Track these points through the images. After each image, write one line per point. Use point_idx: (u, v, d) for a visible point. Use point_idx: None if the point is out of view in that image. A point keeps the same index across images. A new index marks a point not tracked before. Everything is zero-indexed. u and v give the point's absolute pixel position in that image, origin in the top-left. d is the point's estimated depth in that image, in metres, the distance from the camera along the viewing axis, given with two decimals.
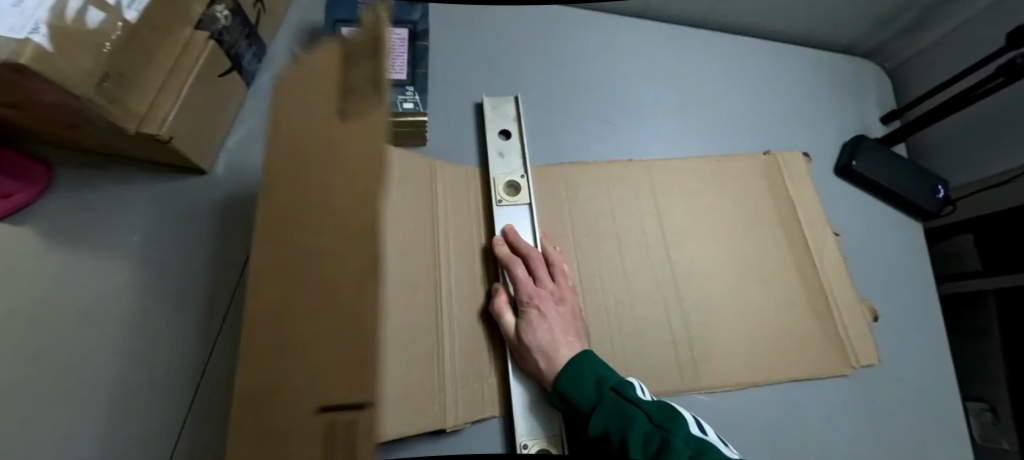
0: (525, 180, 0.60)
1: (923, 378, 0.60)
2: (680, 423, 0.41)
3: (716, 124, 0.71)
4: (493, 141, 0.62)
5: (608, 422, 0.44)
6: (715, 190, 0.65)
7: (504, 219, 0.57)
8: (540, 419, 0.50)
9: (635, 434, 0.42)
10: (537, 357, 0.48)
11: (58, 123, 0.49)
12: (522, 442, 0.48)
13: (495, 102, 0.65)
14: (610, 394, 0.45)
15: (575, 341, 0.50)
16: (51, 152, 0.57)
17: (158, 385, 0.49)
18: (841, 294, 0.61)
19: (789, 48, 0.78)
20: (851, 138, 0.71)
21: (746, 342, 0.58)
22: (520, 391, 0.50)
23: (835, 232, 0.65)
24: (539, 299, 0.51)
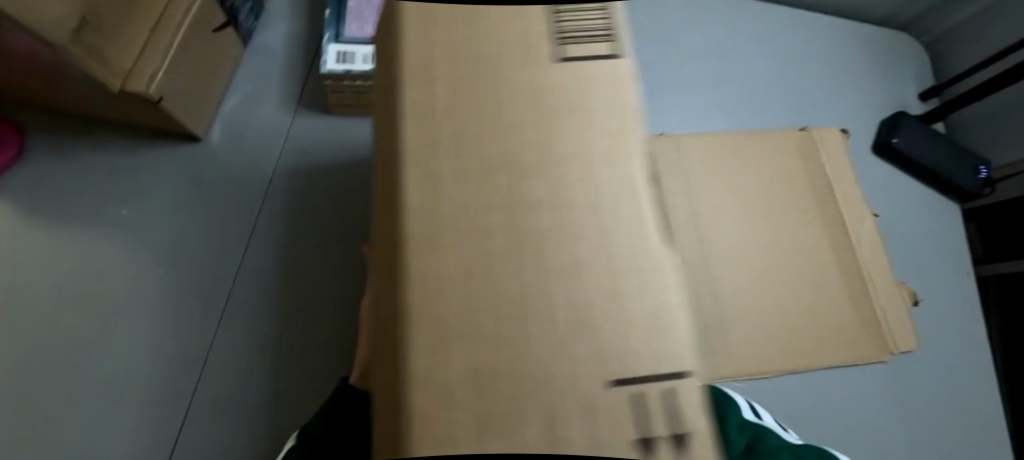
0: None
1: (959, 366, 0.59)
2: (730, 406, 0.36)
3: (750, 98, 0.67)
4: None
5: None
6: (750, 167, 0.62)
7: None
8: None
9: None
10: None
11: (30, 79, 0.43)
12: None
13: None
14: None
15: None
16: (24, 115, 0.51)
17: (157, 371, 0.44)
18: (880, 278, 0.58)
19: (826, 19, 0.73)
20: (889, 115, 0.67)
21: (782, 328, 0.55)
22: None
23: (874, 214, 0.62)
24: None
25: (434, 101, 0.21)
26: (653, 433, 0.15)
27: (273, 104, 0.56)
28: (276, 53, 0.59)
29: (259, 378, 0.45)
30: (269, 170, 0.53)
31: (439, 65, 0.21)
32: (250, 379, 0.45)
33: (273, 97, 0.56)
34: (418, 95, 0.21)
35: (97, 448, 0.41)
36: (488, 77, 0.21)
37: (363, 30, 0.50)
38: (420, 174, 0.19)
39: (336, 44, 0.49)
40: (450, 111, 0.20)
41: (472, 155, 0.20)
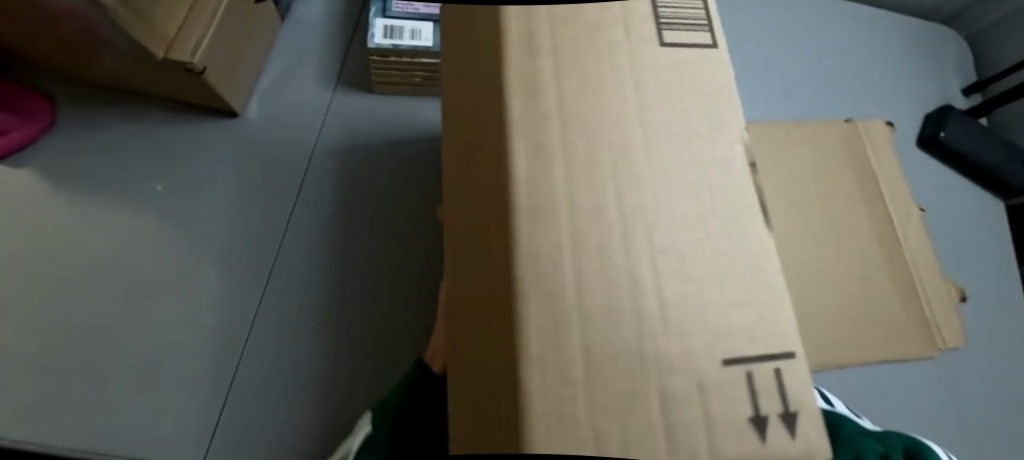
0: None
1: (1004, 362, 0.58)
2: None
3: (792, 87, 0.66)
4: None
5: None
6: (794, 157, 0.60)
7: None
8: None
9: None
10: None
11: (68, 46, 0.41)
12: None
13: None
14: None
15: None
16: (54, 87, 0.49)
17: (195, 354, 0.42)
18: (927, 273, 0.57)
19: (868, 11, 0.72)
20: (934, 109, 0.66)
21: (828, 321, 0.54)
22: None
23: (920, 208, 0.60)
24: None
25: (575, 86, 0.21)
26: (760, 409, 0.17)
27: (309, 81, 0.54)
28: (312, 28, 0.57)
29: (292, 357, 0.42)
30: (308, 149, 0.51)
31: (547, 47, 0.22)
32: (292, 363, 0.43)
33: (310, 74, 0.54)
34: (535, 85, 0.21)
35: (133, 433, 0.39)
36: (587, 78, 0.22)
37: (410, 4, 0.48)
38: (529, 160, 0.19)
39: (382, 19, 0.48)
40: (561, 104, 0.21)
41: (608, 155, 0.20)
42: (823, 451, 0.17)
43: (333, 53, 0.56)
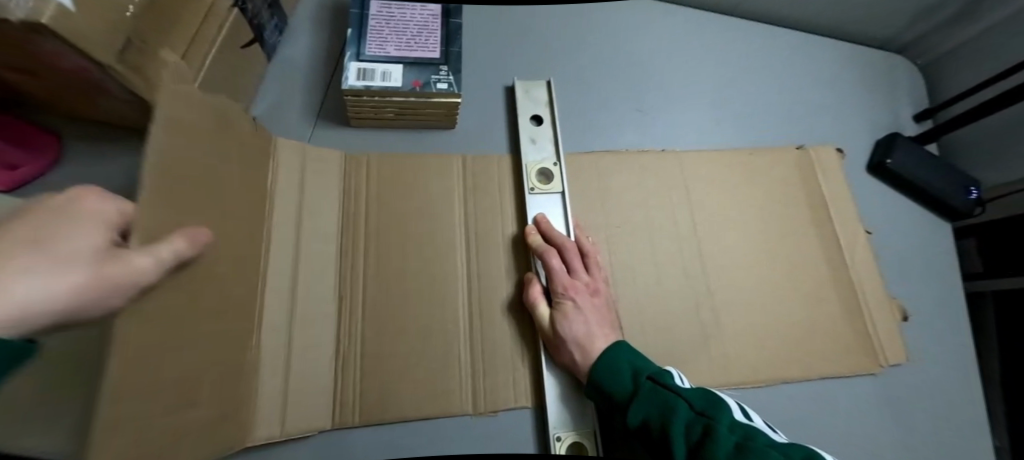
0: (557, 167, 0.58)
1: (949, 377, 0.61)
2: (723, 407, 0.40)
3: (749, 116, 0.70)
4: (525, 126, 0.60)
5: (648, 412, 0.42)
6: (747, 182, 0.64)
7: (535, 207, 0.55)
8: (571, 411, 0.49)
9: (677, 423, 0.40)
10: (572, 350, 0.47)
11: (72, 92, 0.46)
12: (556, 435, 0.48)
13: (527, 86, 0.63)
14: (648, 384, 0.43)
15: (610, 332, 0.49)
16: (61, 124, 0.54)
17: None
18: (871, 292, 0.61)
19: (823, 42, 0.76)
20: (884, 136, 0.70)
21: (777, 338, 0.57)
22: (552, 383, 0.49)
23: (867, 230, 0.64)
24: (574, 290, 0.49)
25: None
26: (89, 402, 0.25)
27: (293, 116, 0.59)
28: (297, 66, 0.62)
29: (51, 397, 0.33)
30: None
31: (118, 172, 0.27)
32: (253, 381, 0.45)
33: (293, 109, 0.59)
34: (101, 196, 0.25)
35: None
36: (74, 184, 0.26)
37: (381, 48, 0.53)
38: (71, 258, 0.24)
39: (357, 62, 0.53)
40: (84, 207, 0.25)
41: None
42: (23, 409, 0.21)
43: (316, 90, 0.61)
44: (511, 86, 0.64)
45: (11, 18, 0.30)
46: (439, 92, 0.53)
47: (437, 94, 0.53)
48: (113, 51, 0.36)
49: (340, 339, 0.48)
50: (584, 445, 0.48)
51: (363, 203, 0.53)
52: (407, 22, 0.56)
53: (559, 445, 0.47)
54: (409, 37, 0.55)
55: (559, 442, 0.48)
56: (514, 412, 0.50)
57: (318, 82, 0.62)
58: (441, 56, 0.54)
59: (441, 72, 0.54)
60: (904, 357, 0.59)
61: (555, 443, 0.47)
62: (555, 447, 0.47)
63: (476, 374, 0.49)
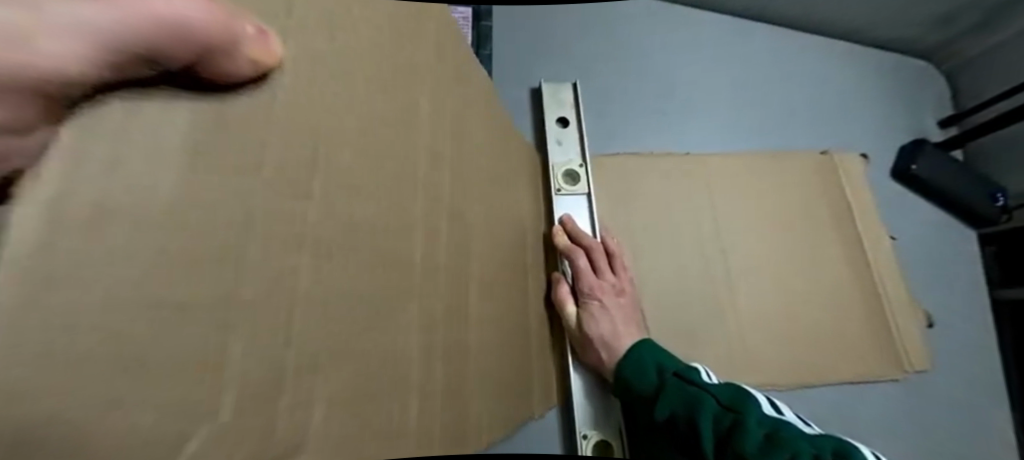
0: (583, 168, 0.58)
1: (974, 384, 0.60)
2: (752, 404, 0.41)
3: (772, 120, 0.70)
4: (550, 128, 0.61)
5: (673, 406, 0.43)
6: (770, 186, 0.64)
7: (562, 207, 0.55)
8: (597, 409, 0.50)
9: (704, 416, 0.41)
10: (599, 348, 0.48)
11: None
12: (582, 432, 0.49)
13: (553, 88, 0.63)
14: (673, 379, 0.45)
15: (635, 331, 0.50)
16: None
17: None
18: (895, 296, 0.61)
19: (847, 47, 0.76)
20: (909, 142, 0.70)
21: (801, 341, 0.57)
22: (579, 381, 0.50)
23: (891, 236, 0.64)
24: (601, 291, 0.50)
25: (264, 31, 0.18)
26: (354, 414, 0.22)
27: None
28: None
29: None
30: None
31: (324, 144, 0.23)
32: None
33: None
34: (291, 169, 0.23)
35: None
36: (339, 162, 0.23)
37: None
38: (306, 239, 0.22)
39: None
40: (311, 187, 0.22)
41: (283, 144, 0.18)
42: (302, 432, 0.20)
43: None
44: (536, 88, 0.65)
45: None
46: None
47: None
48: None
49: None
50: (609, 443, 0.48)
51: None
52: None
53: (586, 443, 0.48)
54: None
55: (586, 440, 0.49)
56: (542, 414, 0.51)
57: None
58: None
59: None
60: (928, 363, 0.59)
61: (582, 440, 0.48)
62: (582, 444, 0.48)
63: None
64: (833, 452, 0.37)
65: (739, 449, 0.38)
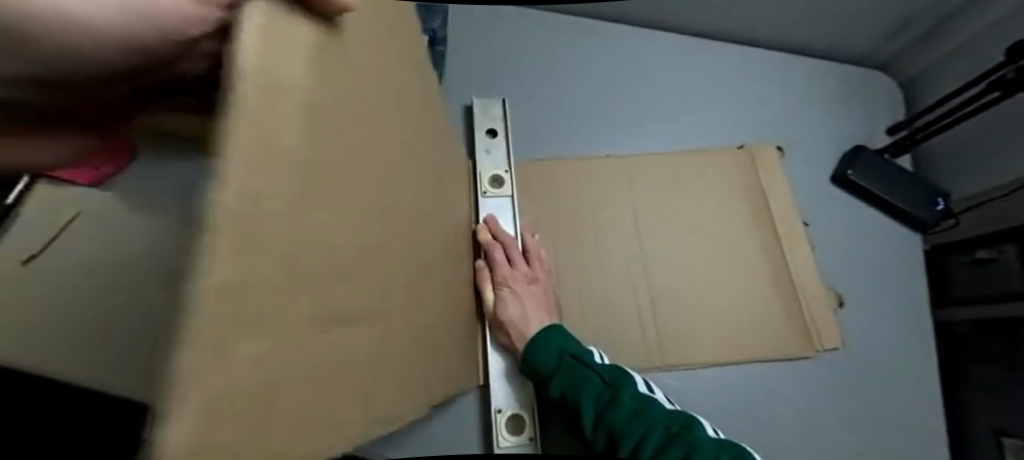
0: (509, 174, 0.64)
1: (901, 386, 0.62)
2: (627, 382, 0.47)
3: (706, 130, 0.74)
4: (481, 139, 0.67)
5: (564, 386, 0.48)
6: (694, 186, 0.68)
7: (488, 208, 0.61)
8: (513, 386, 0.55)
9: (587, 395, 0.47)
10: (509, 332, 0.53)
11: None
12: (498, 407, 0.54)
13: (484, 104, 0.70)
14: (570, 361, 0.49)
15: (546, 317, 0.54)
16: None
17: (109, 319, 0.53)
18: (809, 290, 0.62)
19: (793, 59, 0.80)
20: (848, 149, 0.72)
21: (718, 328, 0.60)
22: (497, 363, 0.55)
23: (804, 221, 0.67)
24: (513, 279, 0.55)
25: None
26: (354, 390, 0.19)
27: None
28: None
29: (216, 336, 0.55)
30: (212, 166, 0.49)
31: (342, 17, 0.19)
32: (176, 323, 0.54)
33: None
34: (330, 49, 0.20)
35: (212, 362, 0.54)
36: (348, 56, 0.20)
37: None
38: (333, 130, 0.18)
39: None
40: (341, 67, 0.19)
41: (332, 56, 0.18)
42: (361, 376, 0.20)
43: None
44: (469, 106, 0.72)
45: None
46: None
47: None
48: None
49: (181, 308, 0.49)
50: (521, 415, 0.54)
51: None
52: None
53: (501, 416, 0.53)
54: None
55: (501, 414, 0.54)
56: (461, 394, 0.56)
57: None
58: None
59: None
60: (839, 341, 0.61)
61: (497, 414, 0.53)
62: (497, 418, 0.53)
63: None
64: (683, 423, 0.44)
65: (612, 421, 0.45)
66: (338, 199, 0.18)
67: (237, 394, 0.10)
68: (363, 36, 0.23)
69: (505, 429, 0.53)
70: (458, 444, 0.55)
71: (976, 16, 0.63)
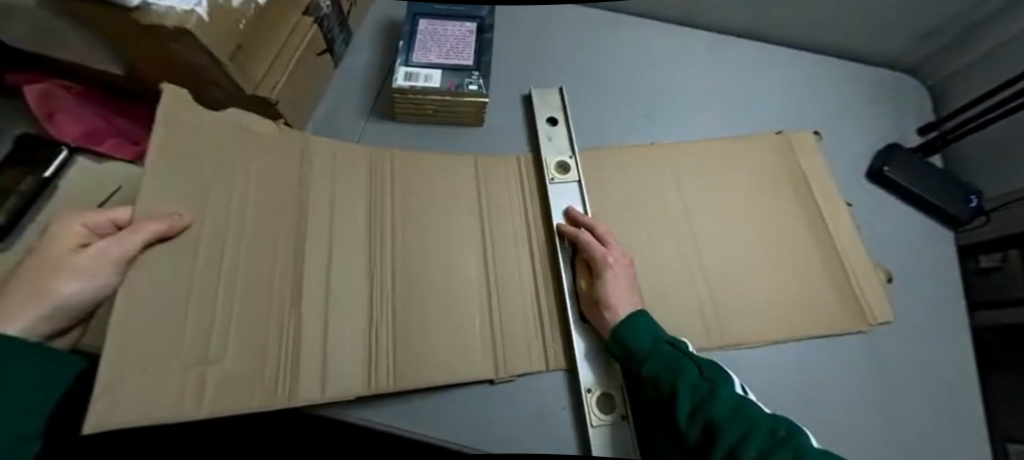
0: (574, 160, 0.68)
1: (945, 378, 0.63)
2: (725, 383, 0.48)
3: (742, 123, 0.79)
4: (542, 126, 0.72)
5: (659, 368, 0.50)
6: (740, 171, 0.71)
7: (556, 193, 0.65)
8: (598, 369, 0.56)
9: (684, 382, 0.48)
10: (603, 309, 0.55)
11: (160, 55, 0.51)
12: (587, 387, 0.54)
13: (541, 93, 0.76)
14: (667, 348, 0.51)
15: (635, 300, 0.56)
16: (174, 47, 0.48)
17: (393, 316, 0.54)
18: (862, 277, 0.64)
19: (818, 59, 0.84)
20: (882, 148, 0.76)
21: (771, 311, 0.61)
22: (581, 343, 0.57)
23: (848, 202, 0.71)
24: (614, 260, 0.58)
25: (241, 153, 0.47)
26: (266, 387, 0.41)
27: (356, 102, 0.73)
28: (359, 74, 0.76)
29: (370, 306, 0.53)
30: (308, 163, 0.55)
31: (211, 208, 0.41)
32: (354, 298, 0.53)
33: (355, 100, 0.74)
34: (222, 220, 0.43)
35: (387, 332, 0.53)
36: (224, 222, 0.43)
37: (425, 57, 0.65)
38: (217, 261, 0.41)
39: (406, 67, 0.64)
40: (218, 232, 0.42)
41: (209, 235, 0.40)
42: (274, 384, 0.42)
43: (371, 98, 0.74)
44: (527, 95, 0.77)
45: (167, 23, 0.42)
46: (469, 93, 0.64)
47: (468, 94, 0.64)
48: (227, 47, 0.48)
49: (372, 312, 0.53)
50: (612, 396, 0.54)
51: (387, 194, 0.61)
52: (449, 34, 0.67)
53: (590, 395, 0.54)
54: (448, 46, 0.66)
55: (590, 393, 0.54)
56: (547, 373, 0.57)
57: (375, 85, 0.75)
58: (473, 64, 0.65)
59: (473, 77, 0.65)
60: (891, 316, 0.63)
61: (586, 393, 0.54)
62: (586, 397, 0.54)
63: (487, 321, 0.56)
64: (787, 430, 0.43)
65: (712, 410, 0.45)
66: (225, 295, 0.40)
67: (155, 399, 0.32)
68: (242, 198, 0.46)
69: (596, 408, 0.54)
70: (536, 431, 0.54)
71: (1002, 26, 0.66)
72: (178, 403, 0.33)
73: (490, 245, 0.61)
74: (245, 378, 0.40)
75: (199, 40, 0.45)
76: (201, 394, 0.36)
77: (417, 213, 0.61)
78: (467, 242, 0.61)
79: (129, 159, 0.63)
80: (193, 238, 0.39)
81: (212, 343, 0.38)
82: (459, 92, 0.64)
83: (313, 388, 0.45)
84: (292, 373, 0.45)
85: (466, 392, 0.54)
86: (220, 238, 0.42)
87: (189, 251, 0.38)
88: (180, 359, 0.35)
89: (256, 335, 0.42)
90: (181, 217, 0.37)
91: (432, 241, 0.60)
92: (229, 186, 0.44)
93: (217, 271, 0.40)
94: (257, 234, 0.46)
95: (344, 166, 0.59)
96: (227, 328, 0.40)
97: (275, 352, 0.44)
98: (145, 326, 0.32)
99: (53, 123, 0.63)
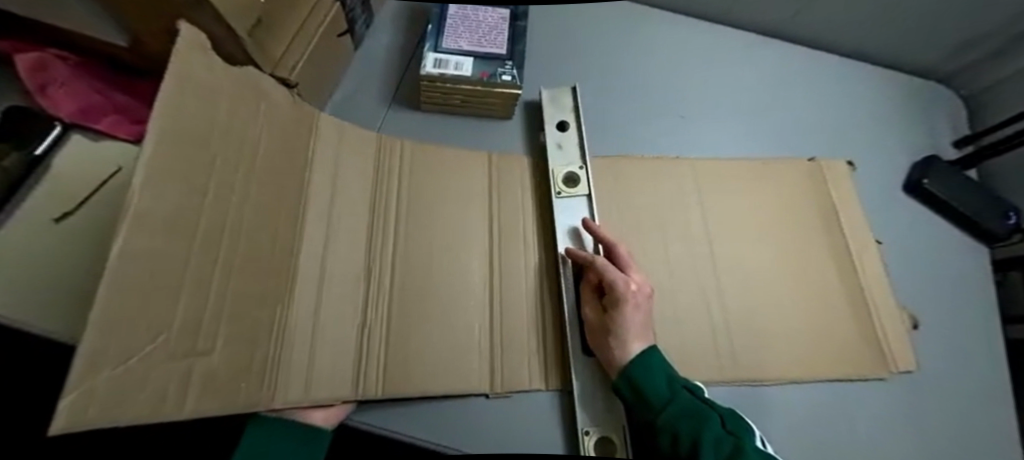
0: (582, 172, 0.63)
1: (969, 404, 0.61)
2: (747, 434, 0.47)
3: (773, 126, 0.76)
4: (551, 133, 0.67)
5: (679, 424, 0.47)
6: (768, 186, 0.69)
7: (557, 208, 0.61)
8: (594, 408, 0.52)
9: (708, 434, 0.46)
10: (613, 342, 0.51)
11: (169, 27, 0.47)
12: (585, 429, 0.51)
13: (553, 94, 0.70)
14: (683, 393, 0.49)
15: (644, 336, 0.52)
16: (189, 18, 0.43)
17: (422, 319, 0.52)
18: (886, 295, 0.63)
19: (850, 65, 0.82)
20: (922, 159, 0.74)
21: (799, 326, 0.60)
22: (579, 382, 0.53)
23: (878, 241, 0.68)
24: (632, 292, 0.52)
25: (258, 107, 0.41)
26: (241, 389, 0.36)
27: (374, 88, 0.69)
28: (380, 58, 0.72)
29: (359, 325, 0.49)
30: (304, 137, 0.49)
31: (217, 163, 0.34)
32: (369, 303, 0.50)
33: (376, 85, 0.69)
34: (229, 183, 0.36)
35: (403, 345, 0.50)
36: (228, 181, 0.36)
37: (455, 43, 0.61)
38: (214, 228, 0.34)
39: (435, 53, 0.60)
40: (218, 191, 0.35)
41: (216, 196, 0.34)
42: (251, 402, 0.37)
43: (392, 84, 0.70)
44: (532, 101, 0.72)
45: None
46: (502, 83, 0.60)
47: (501, 85, 0.61)
48: (246, 21, 0.44)
49: (366, 309, 0.50)
50: (611, 439, 0.51)
51: (403, 197, 0.57)
52: (480, 20, 0.63)
53: (587, 439, 0.51)
54: (479, 33, 0.62)
55: (588, 436, 0.51)
56: (533, 394, 0.54)
57: (396, 72, 0.71)
58: (507, 53, 0.62)
59: (506, 67, 0.61)
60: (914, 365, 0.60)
61: (584, 436, 0.51)
62: (584, 440, 0.51)
63: (495, 338, 0.53)
64: None
65: None
66: (216, 273, 0.34)
67: (140, 399, 0.24)
68: (253, 164, 0.40)
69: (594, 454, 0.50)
70: None
71: None
72: (163, 402, 0.27)
73: (501, 253, 0.58)
74: (222, 377, 0.34)
75: (219, 13, 0.41)
76: (186, 390, 0.29)
77: (440, 215, 0.58)
78: (483, 243, 0.58)
79: (129, 138, 0.57)
80: (198, 198, 0.32)
81: (197, 328, 0.31)
82: (490, 83, 0.60)
83: (296, 384, 0.42)
84: (267, 376, 0.40)
85: (462, 420, 0.51)
86: (224, 205, 0.35)
87: (187, 215, 0.31)
88: (165, 351, 0.27)
89: (243, 324, 0.37)
90: (186, 174, 0.30)
91: (449, 242, 0.57)
92: (240, 143, 0.38)
93: (213, 240, 0.34)
94: (266, 206, 0.41)
95: (365, 158, 0.56)
96: (214, 315, 0.33)
97: (249, 350, 0.37)
98: (135, 300, 0.25)
99: (46, 96, 0.57)
